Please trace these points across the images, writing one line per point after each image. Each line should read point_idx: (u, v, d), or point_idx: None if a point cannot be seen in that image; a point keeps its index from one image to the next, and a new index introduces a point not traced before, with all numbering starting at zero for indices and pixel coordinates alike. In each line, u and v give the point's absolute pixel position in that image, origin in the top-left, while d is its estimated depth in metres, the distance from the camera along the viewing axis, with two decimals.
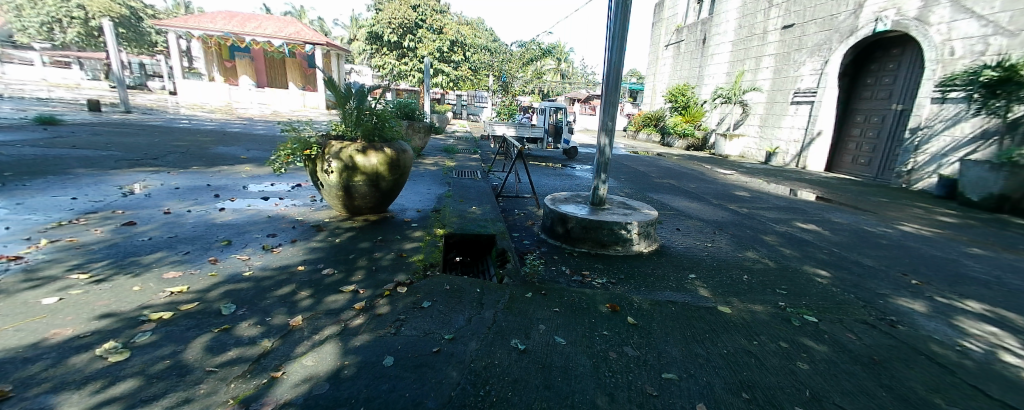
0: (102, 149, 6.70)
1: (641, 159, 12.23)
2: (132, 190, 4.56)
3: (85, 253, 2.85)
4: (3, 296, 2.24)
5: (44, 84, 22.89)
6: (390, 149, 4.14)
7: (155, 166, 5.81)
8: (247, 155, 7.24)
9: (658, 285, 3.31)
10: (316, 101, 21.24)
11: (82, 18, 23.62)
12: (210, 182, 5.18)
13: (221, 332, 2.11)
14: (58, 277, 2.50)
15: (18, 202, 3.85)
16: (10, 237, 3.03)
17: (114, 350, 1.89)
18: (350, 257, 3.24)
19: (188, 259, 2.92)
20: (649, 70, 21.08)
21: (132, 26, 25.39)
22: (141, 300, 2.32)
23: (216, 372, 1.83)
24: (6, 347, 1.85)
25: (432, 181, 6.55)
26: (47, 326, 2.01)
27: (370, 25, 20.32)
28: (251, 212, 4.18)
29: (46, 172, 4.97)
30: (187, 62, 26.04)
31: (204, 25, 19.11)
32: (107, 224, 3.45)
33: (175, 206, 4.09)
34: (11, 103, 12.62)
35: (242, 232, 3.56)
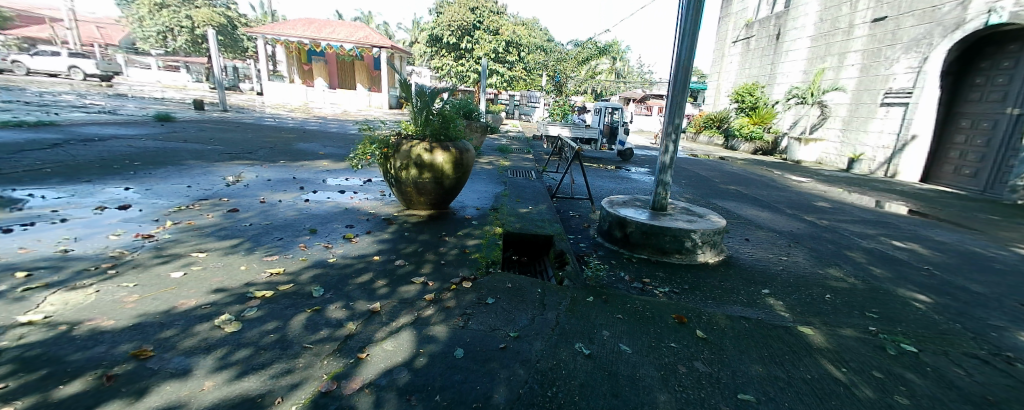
0: (207, 144, 7.54)
1: (704, 163, 11.69)
2: (233, 180, 5.12)
3: (200, 235, 3.25)
4: (141, 269, 2.63)
5: (158, 85, 26.24)
6: (455, 149, 4.32)
7: (250, 160, 6.47)
8: (324, 151, 7.82)
9: (727, 298, 3.17)
10: (380, 101, 22.29)
11: (189, 28, 26.63)
12: (296, 176, 5.67)
13: (314, 312, 2.34)
14: (182, 254, 2.89)
15: (147, 188, 4.47)
16: (144, 218, 3.54)
17: (228, 321, 2.16)
18: (418, 250, 3.42)
19: (282, 244, 3.25)
20: (713, 69, 20.08)
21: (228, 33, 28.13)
22: (246, 278, 2.63)
23: (312, 348, 2.04)
24: (147, 312, 2.17)
25: (488, 179, 6.70)
26: (175, 297, 2.33)
27: (431, 28, 21.12)
28: (331, 204, 4.54)
29: (166, 162, 5.72)
30: (271, 65, 28.49)
31: (286, 32, 20.85)
32: (216, 210, 3.92)
33: (269, 196, 4.54)
34: (135, 102, 14.57)
35: (324, 222, 3.89)
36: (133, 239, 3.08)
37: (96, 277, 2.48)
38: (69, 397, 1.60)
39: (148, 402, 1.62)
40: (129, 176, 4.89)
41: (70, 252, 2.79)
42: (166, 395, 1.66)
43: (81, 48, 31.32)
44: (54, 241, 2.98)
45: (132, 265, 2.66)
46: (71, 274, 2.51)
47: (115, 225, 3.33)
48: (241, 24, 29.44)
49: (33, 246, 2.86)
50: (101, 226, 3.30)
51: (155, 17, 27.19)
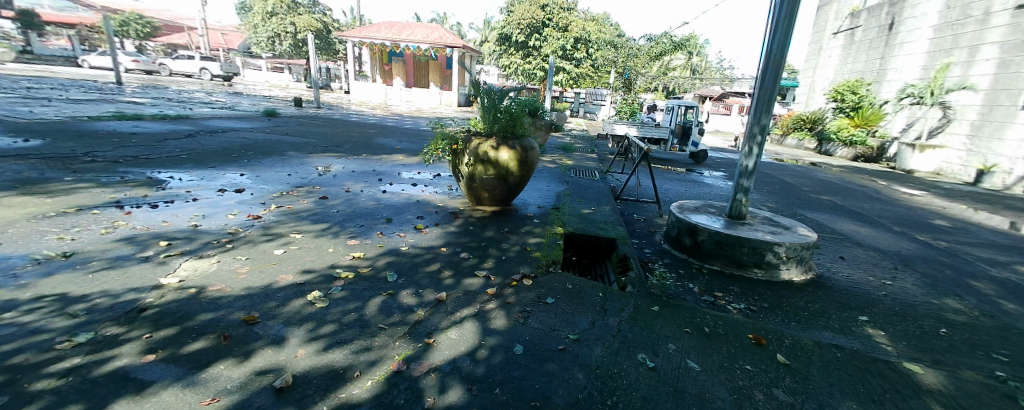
0: (302, 137, 8.37)
1: (791, 169, 10.66)
2: (323, 170, 5.65)
3: (297, 217, 3.67)
4: (251, 244, 3.03)
5: (264, 85, 29.64)
6: (519, 146, 4.36)
7: (337, 152, 7.08)
8: (399, 146, 8.31)
9: (815, 322, 2.88)
10: (450, 99, 23.20)
11: (292, 33, 29.71)
12: (376, 168, 6.10)
13: (388, 296, 2.51)
14: (283, 234, 3.28)
15: (256, 174, 5.11)
16: (254, 201, 4.07)
17: (319, 297, 2.41)
18: (482, 244, 3.52)
19: (362, 230, 3.52)
20: (807, 65, 18.22)
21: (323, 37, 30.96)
22: (332, 260, 2.90)
23: (387, 329, 2.20)
24: (254, 283, 2.50)
25: (550, 178, 6.68)
26: (276, 271, 2.66)
27: (501, 27, 21.42)
28: (404, 196, 4.81)
29: (271, 153, 6.46)
30: (357, 65, 30.83)
31: (371, 35, 22.45)
32: (310, 196, 4.38)
33: (353, 187, 4.95)
34: (247, 99, 16.60)
35: (399, 213, 4.13)
36: (246, 218, 3.56)
37: (218, 249, 2.93)
38: (194, 351, 1.89)
39: (253, 363, 1.85)
40: (243, 164, 5.60)
41: (199, 226, 3.32)
42: (267, 358, 1.89)
43: (208, 53, 36.36)
44: (188, 216, 3.56)
45: (244, 241, 3.07)
46: (200, 244, 2.99)
47: (232, 206, 3.87)
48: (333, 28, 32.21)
49: (172, 221, 3.44)
50: (221, 206, 3.87)
51: (265, 23, 30.10)
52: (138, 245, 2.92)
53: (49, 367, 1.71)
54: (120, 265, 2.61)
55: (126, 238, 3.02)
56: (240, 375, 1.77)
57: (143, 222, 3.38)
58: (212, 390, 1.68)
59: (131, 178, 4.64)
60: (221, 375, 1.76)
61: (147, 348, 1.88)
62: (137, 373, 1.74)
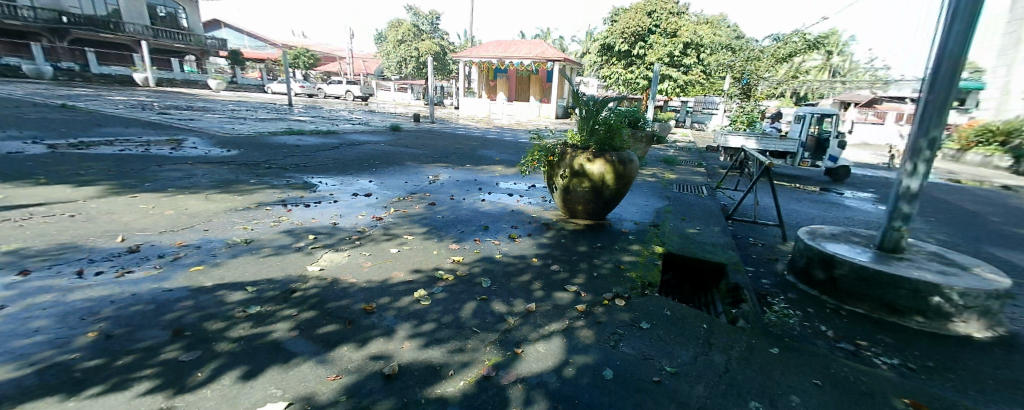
0: (417, 148, 9.19)
1: (970, 193, 8.53)
2: (433, 178, 6.16)
3: (410, 220, 4.15)
4: (375, 242, 3.54)
5: (388, 103, 33.40)
6: (616, 158, 4.12)
7: (445, 162, 7.61)
8: (499, 158, 8.62)
9: (1009, 395, 2.18)
10: (548, 111, 23.51)
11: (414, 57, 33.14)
12: (477, 177, 6.40)
13: (481, 302, 2.56)
14: (398, 235, 3.73)
15: (381, 181, 5.88)
16: (377, 205, 4.72)
17: (424, 296, 2.62)
18: (574, 257, 3.40)
19: (462, 236, 3.71)
20: (999, 62, 14.55)
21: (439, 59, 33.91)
22: (435, 264, 3.11)
23: (478, 333, 2.23)
24: (373, 277, 2.88)
25: (651, 193, 6.27)
26: (392, 267, 3.04)
27: (603, 38, 21.11)
28: (501, 204, 4.93)
29: (391, 163, 7.23)
30: (466, 83, 33.03)
31: (479, 54, 24.14)
32: (421, 202, 4.87)
33: (457, 194, 5.29)
34: (375, 117, 18.88)
35: (494, 220, 4.24)
36: (371, 219, 4.18)
37: (350, 244, 3.49)
38: (323, 332, 2.20)
39: (366, 349, 2.07)
40: (369, 173, 6.38)
41: (338, 224, 4.01)
42: (377, 347, 2.09)
43: (348, 77, 42.34)
44: (330, 215, 4.30)
45: (371, 239, 3.62)
46: (337, 239, 3.60)
47: (362, 208, 4.56)
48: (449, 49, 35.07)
49: (319, 218, 4.18)
50: (355, 207, 4.60)
51: (396, 50, 34.07)
52: (294, 237, 3.64)
53: (225, 332, 2.17)
54: (281, 252, 3.28)
55: (287, 231, 3.78)
56: (356, 359, 1.99)
57: (299, 218, 4.18)
58: (334, 369, 1.92)
59: (294, 181, 5.63)
60: (342, 356, 2.01)
61: (291, 326, 2.26)
62: (283, 345, 2.09)
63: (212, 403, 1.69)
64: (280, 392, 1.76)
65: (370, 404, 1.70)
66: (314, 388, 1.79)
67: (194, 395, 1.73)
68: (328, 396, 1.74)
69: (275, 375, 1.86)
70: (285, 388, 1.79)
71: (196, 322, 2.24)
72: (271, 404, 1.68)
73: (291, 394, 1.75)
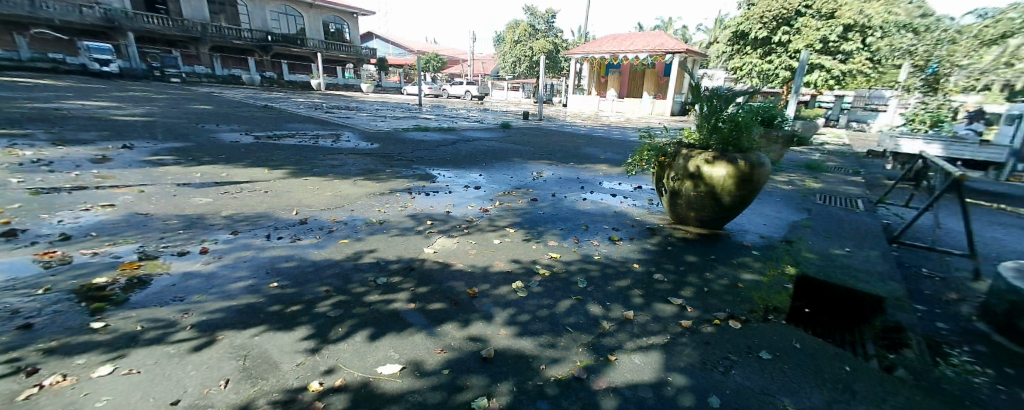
0: (526, 145, 9.56)
1: None
2: (537, 175, 6.40)
3: (513, 214, 4.41)
4: (480, 233, 3.86)
5: (502, 101, 34.95)
6: (743, 161, 3.75)
7: (551, 160, 7.80)
8: (605, 156, 8.55)
9: None
10: (663, 107, 22.14)
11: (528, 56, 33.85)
12: (580, 176, 6.47)
13: (577, 302, 2.67)
14: (501, 227, 4.00)
15: (488, 175, 6.29)
16: (485, 197, 5.09)
17: (521, 288, 2.82)
18: (681, 269, 3.29)
19: (562, 234, 3.85)
20: None
21: (553, 57, 34.29)
22: (535, 258, 3.31)
23: (571, 333, 2.35)
24: (479, 264, 3.17)
25: (782, 203, 5.63)
26: (493, 257, 3.30)
27: (736, 24, 18.91)
28: (603, 205, 4.95)
29: (500, 158, 7.67)
30: (578, 80, 32.86)
31: (594, 50, 24.06)
32: (524, 197, 5.12)
33: (559, 191, 5.44)
34: (489, 114, 19.98)
35: (596, 220, 4.30)
36: (478, 210, 4.55)
37: (459, 232, 3.86)
38: (434, 308, 2.53)
39: (468, 330, 2.34)
40: (480, 167, 6.88)
41: (450, 212, 4.45)
42: (478, 329, 2.35)
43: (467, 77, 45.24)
44: (444, 204, 4.78)
45: (476, 229, 3.95)
46: (449, 226, 4.01)
47: (470, 200, 4.97)
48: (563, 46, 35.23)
49: (436, 206, 4.68)
50: (465, 198, 5.03)
51: (512, 50, 35.14)
52: (414, 221, 4.15)
53: (362, 297, 2.64)
54: (405, 233, 3.78)
55: (411, 215, 4.33)
56: (459, 337, 2.26)
57: (420, 204, 4.73)
58: (441, 343, 2.21)
59: (416, 172, 6.36)
60: (448, 333, 2.30)
61: (409, 298, 2.65)
62: (403, 314, 2.47)
63: (348, 353, 2.10)
64: (397, 355, 2.11)
65: (468, 380, 1.95)
66: (424, 356, 2.11)
67: (339, 344, 2.17)
68: (434, 365, 2.04)
69: (395, 340, 2.22)
70: (401, 352, 2.13)
71: (342, 286, 2.77)
72: (389, 364, 2.03)
73: (406, 358, 2.09)
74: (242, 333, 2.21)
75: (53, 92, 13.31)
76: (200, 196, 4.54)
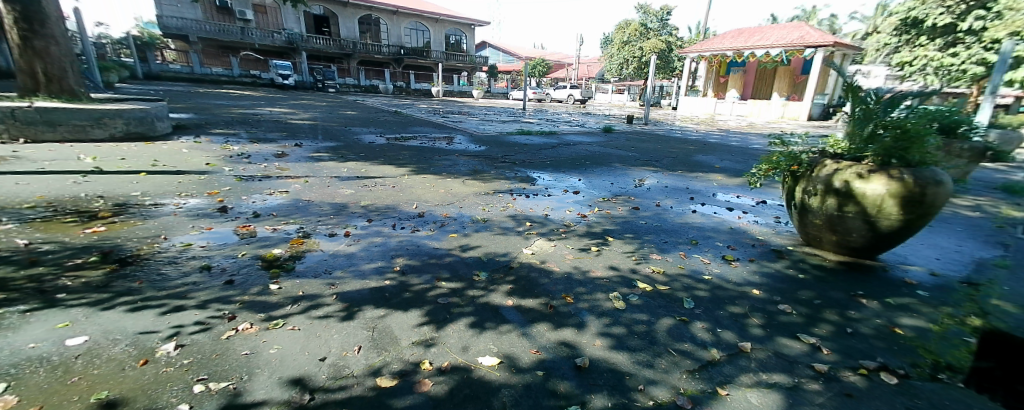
0: (630, 151, 9.27)
1: None
2: (641, 182, 6.20)
3: (613, 222, 4.36)
4: (579, 239, 3.89)
5: (607, 105, 34.24)
6: (912, 178, 3.05)
7: (657, 167, 7.47)
8: (721, 165, 7.90)
9: None
10: (795, 112, 20.02)
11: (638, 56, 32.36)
12: (690, 185, 6.10)
13: (680, 322, 2.54)
14: (601, 235, 3.97)
15: (589, 180, 6.28)
16: (584, 202, 5.11)
17: (619, 299, 2.78)
18: (813, 302, 2.86)
19: (667, 248, 3.69)
20: None
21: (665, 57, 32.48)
22: (636, 270, 3.23)
23: (673, 355, 2.24)
24: (577, 270, 3.21)
25: (963, 235, 4.56)
26: (591, 265, 3.30)
27: (906, 9, 15.09)
28: (717, 219, 4.60)
29: (603, 164, 7.57)
30: (692, 81, 30.67)
31: (714, 47, 23.07)
32: (625, 205, 5.01)
33: (664, 201, 5.21)
34: (593, 118, 19.74)
35: (707, 236, 4.02)
36: (576, 216, 4.59)
37: (558, 236, 3.95)
38: (531, 309, 2.64)
39: (563, 335, 2.39)
40: (582, 171, 6.89)
41: (548, 215, 4.56)
42: (573, 336, 2.38)
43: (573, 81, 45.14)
44: (543, 207, 4.91)
45: (574, 235, 3.98)
46: (548, 230, 4.11)
47: (569, 204, 5.03)
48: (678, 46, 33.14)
49: (535, 208, 4.84)
50: (563, 202, 5.10)
51: (620, 52, 33.88)
52: (514, 221, 4.35)
53: (468, 290, 2.86)
54: (506, 233, 4.00)
55: (512, 216, 4.54)
56: (553, 341, 2.32)
57: (520, 206, 4.93)
58: (536, 344, 2.29)
59: (517, 174, 6.63)
60: (543, 335, 2.38)
61: (509, 296, 2.79)
62: (503, 310, 2.62)
63: (453, 339, 2.31)
64: (495, 349, 2.25)
65: (561, 385, 1.99)
66: (520, 353, 2.22)
67: (447, 331, 2.38)
68: (529, 364, 2.13)
69: (494, 334, 2.37)
70: (499, 346, 2.27)
71: (451, 277, 3.03)
72: (488, 356, 2.17)
73: (503, 352, 2.22)
74: (370, 309, 2.56)
75: (251, 101, 16.88)
76: (343, 187, 5.35)
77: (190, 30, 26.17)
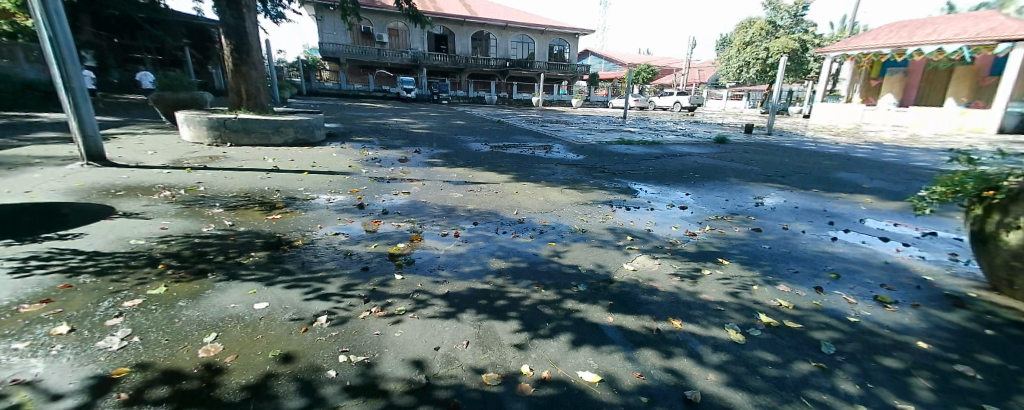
0: (750, 164, 8.40)
1: None
2: (763, 201, 5.60)
3: (728, 244, 4.01)
4: (688, 259, 3.64)
5: (722, 113, 31.47)
6: None
7: (783, 184, 6.67)
8: (869, 185, 6.74)
9: None
10: (978, 122, 16.20)
11: (764, 57, 28.79)
12: (828, 208, 5.33)
13: (815, 368, 2.20)
14: (715, 258, 3.67)
15: (699, 195, 5.87)
16: (694, 220, 4.79)
17: (737, 332, 2.53)
18: (1009, 367, 2.25)
19: (798, 279, 3.27)
20: None
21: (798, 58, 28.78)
22: (758, 301, 2.91)
23: (803, 404, 1.95)
24: (687, 293, 3.01)
25: None
26: (703, 289, 3.07)
27: None
28: (865, 250, 3.94)
29: (716, 178, 7.00)
30: (831, 85, 26.67)
31: (864, 44, 20.05)
32: (743, 226, 4.58)
33: (793, 224, 4.65)
34: (705, 127, 18.33)
35: (852, 270, 3.46)
36: (685, 233, 4.32)
37: (663, 254, 3.75)
38: (634, 329, 2.54)
39: (669, 361, 2.25)
40: (691, 185, 6.47)
41: (651, 231, 4.38)
42: (681, 364, 2.22)
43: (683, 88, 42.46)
44: (646, 221, 4.73)
45: (683, 254, 3.75)
46: (652, 246, 3.94)
47: (677, 220, 4.76)
48: (814, 46, 29.13)
49: (637, 222, 4.68)
50: (669, 218, 4.85)
51: (739, 54, 30.81)
52: (615, 235, 4.26)
53: (569, 301, 2.86)
54: (605, 246, 3.93)
55: (611, 228, 4.45)
56: (658, 366, 2.20)
57: (620, 219, 4.81)
58: (640, 367, 2.19)
59: (619, 186, 6.46)
60: (647, 359, 2.27)
61: (611, 312, 2.73)
62: (603, 326, 2.56)
63: (554, 349, 2.32)
64: (596, 365, 2.20)
65: None
66: (621, 374, 2.14)
67: (548, 340, 2.41)
68: (631, 388, 2.04)
69: (595, 350, 2.33)
70: (600, 363, 2.22)
71: (553, 286, 3.07)
72: (588, 371, 2.14)
73: (604, 370, 2.16)
74: (476, 308, 2.72)
75: (379, 112, 19.14)
76: (453, 191, 5.78)
77: (341, 54, 30.28)
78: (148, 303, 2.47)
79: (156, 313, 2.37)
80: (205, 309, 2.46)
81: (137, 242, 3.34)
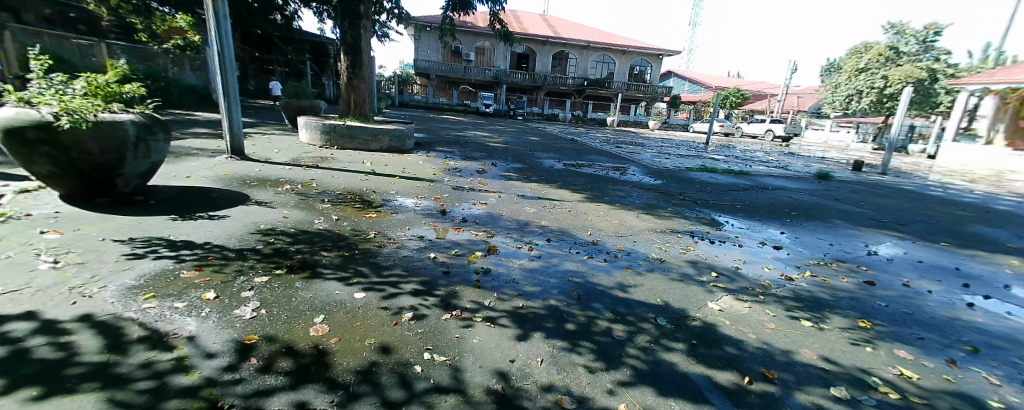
0: (858, 206, 7.55)
1: None
2: (876, 250, 5.00)
3: (832, 295, 3.64)
4: (784, 306, 3.36)
5: (823, 145, 28.56)
6: None
7: (901, 232, 5.90)
8: (1017, 244, 5.73)
9: None
10: None
11: (880, 87, 25.67)
12: (961, 266, 4.62)
13: None
14: (817, 309, 3.35)
15: (797, 236, 5.39)
16: (790, 262, 4.41)
17: (847, 399, 2.28)
18: None
19: (922, 347, 2.87)
20: None
21: (924, 89, 25.38)
22: (872, 367, 2.61)
23: None
24: (784, 346, 2.78)
25: None
26: (803, 344, 2.82)
27: None
28: (1014, 323, 3.35)
29: (817, 218, 6.39)
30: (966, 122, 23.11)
31: (1015, 78, 17.25)
32: (851, 276, 4.12)
33: (915, 281, 4.09)
34: (802, 159, 16.81)
35: (995, 345, 2.96)
36: (780, 277, 3.99)
37: (754, 297, 3.50)
38: (723, 376, 2.40)
39: None
40: (787, 224, 5.97)
41: (740, 269, 4.10)
42: None
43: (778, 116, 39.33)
44: (733, 258, 4.44)
45: (778, 300, 3.46)
46: (741, 287, 3.70)
47: (770, 261, 4.42)
48: (947, 76, 25.51)
49: (723, 258, 4.42)
50: (760, 257, 4.52)
51: (849, 81, 27.86)
52: (699, 269, 4.05)
53: (650, 334, 2.79)
54: (686, 280, 3.76)
55: (692, 261, 4.26)
56: None
57: (703, 252, 4.58)
58: None
59: (703, 216, 6.15)
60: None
61: (696, 353, 2.61)
62: (688, 367, 2.46)
63: (635, 382, 2.27)
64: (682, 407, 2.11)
65: None
66: None
67: (628, 372, 2.36)
68: None
69: (680, 391, 2.23)
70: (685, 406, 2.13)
71: (633, 316, 3.00)
72: None
73: None
74: (556, 328, 2.75)
75: (461, 124, 20.17)
76: (529, 206, 5.91)
77: (432, 69, 32.54)
78: (273, 282, 2.86)
79: (280, 291, 2.75)
80: (316, 292, 2.79)
81: (263, 227, 3.88)
